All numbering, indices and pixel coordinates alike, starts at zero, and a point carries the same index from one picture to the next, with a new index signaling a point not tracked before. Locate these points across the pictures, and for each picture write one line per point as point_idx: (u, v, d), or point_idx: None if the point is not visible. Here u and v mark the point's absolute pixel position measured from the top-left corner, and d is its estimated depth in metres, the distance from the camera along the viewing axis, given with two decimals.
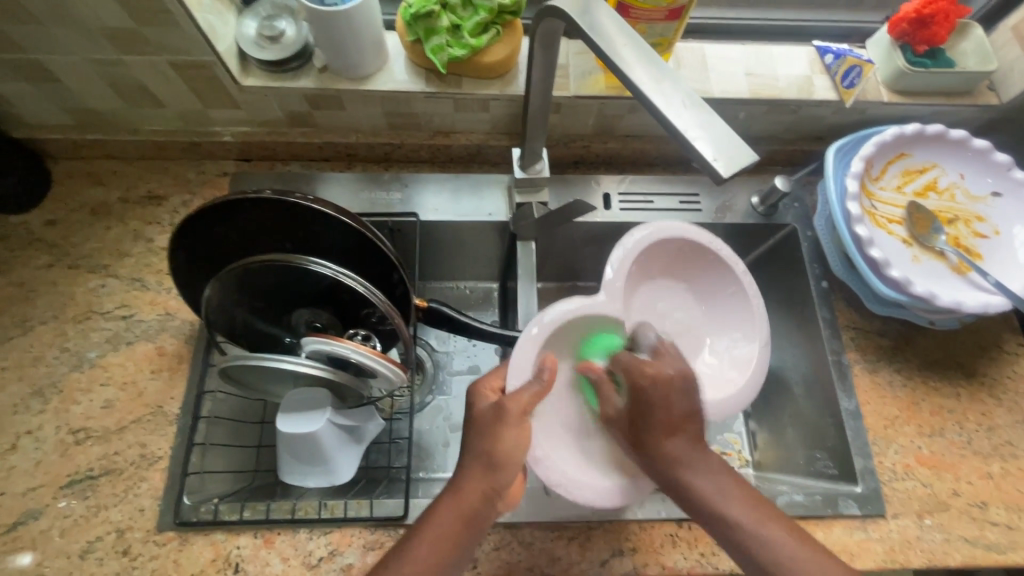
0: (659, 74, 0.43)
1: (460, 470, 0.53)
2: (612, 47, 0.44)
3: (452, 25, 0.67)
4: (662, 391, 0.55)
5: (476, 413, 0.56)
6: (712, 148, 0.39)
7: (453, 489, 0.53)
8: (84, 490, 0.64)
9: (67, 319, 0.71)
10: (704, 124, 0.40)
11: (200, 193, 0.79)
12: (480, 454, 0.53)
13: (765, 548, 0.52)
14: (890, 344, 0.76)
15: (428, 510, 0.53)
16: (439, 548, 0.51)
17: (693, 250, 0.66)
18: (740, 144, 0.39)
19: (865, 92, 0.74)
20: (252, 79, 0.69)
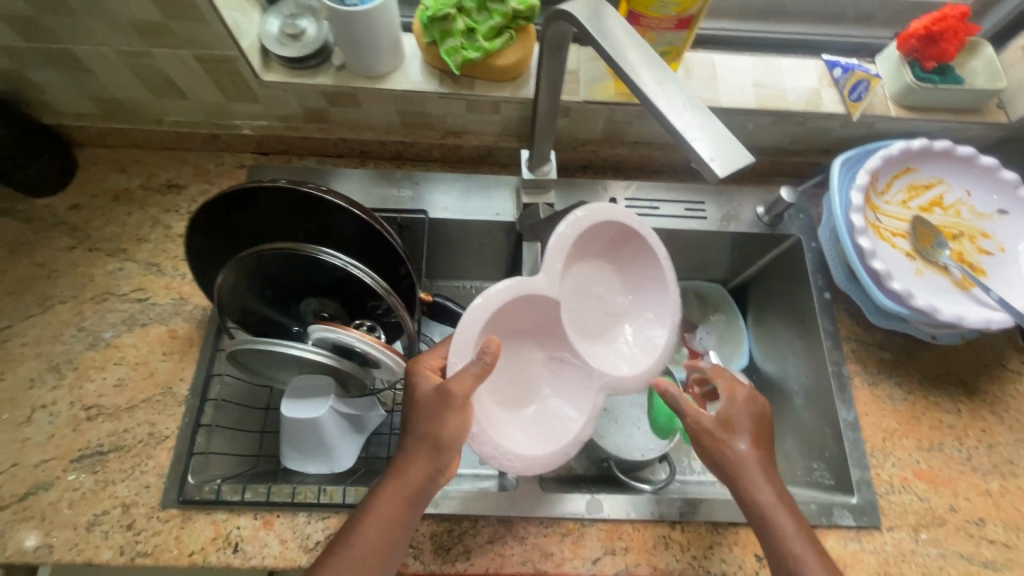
0: (662, 77, 0.44)
1: (403, 454, 0.56)
2: (619, 50, 0.46)
3: (467, 28, 0.68)
4: (753, 410, 0.58)
5: (417, 396, 0.56)
6: (710, 149, 0.40)
7: (397, 472, 0.55)
8: (93, 465, 0.66)
9: (86, 299, 0.74)
10: (703, 126, 0.41)
11: (218, 184, 0.82)
12: (420, 439, 0.55)
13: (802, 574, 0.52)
14: (891, 357, 0.76)
15: (373, 493, 0.56)
16: (383, 528, 0.54)
17: (621, 233, 0.63)
18: (738, 145, 0.40)
19: (872, 106, 0.75)
20: (273, 74, 0.72)
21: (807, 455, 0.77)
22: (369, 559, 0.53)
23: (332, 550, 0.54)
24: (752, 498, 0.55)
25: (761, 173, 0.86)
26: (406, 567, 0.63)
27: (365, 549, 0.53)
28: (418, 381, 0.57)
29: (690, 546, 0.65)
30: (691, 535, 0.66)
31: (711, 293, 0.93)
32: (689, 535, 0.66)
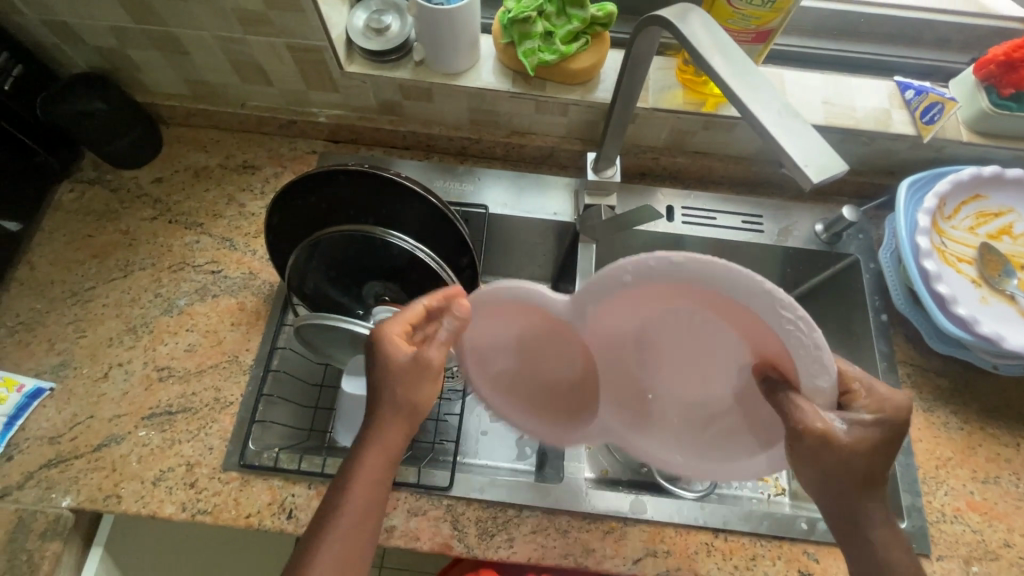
0: (757, 85, 0.45)
1: (369, 423, 0.55)
2: (712, 55, 0.47)
3: (545, 31, 0.71)
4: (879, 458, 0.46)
5: (395, 364, 0.54)
6: (805, 156, 0.41)
7: (370, 442, 0.54)
8: (162, 424, 0.69)
9: (163, 268, 0.78)
10: (797, 134, 0.42)
11: (290, 168, 0.85)
12: (389, 407, 0.54)
13: None
14: (948, 385, 0.75)
15: (348, 467, 0.54)
16: (363, 497, 0.53)
17: (764, 332, 0.43)
18: (833, 154, 0.41)
19: (943, 130, 0.75)
20: (355, 66, 0.75)
21: None
22: (352, 530, 0.52)
23: (314, 526, 0.52)
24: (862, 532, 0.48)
25: (820, 192, 0.86)
26: (450, 548, 0.65)
27: (348, 523, 0.52)
28: (382, 348, 0.54)
29: (732, 556, 0.65)
30: (733, 545, 0.66)
31: None
32: (732, 544, 0.66)
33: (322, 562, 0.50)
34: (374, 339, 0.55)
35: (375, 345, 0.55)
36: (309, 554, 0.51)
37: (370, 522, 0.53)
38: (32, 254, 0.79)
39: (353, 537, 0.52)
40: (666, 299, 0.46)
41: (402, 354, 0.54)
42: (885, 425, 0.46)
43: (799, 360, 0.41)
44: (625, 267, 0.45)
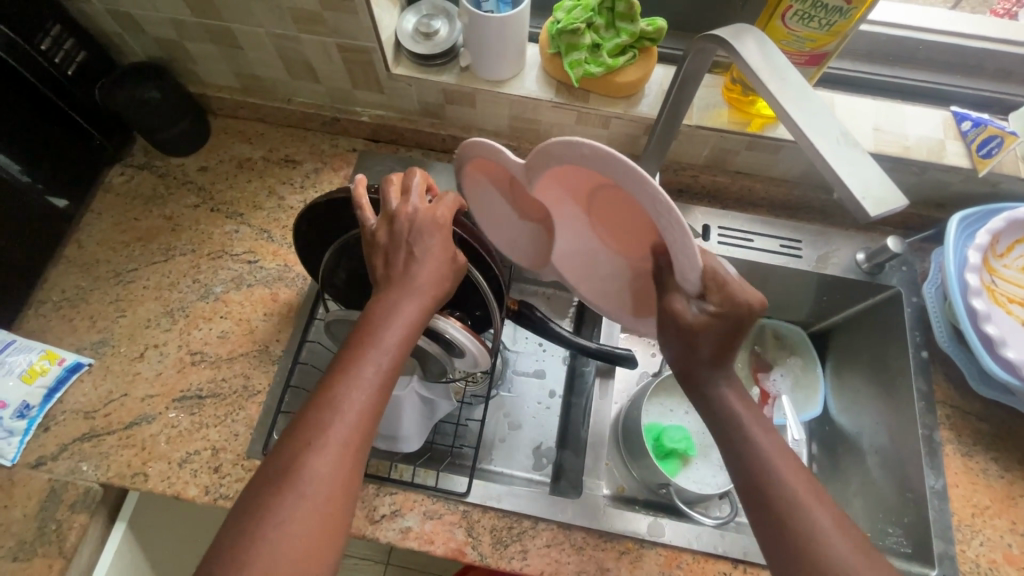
0: (814, 111, 0.44)
1: (402, 288, 0.48)
2: (769, 78, 0.46)
3: (593, 43, 0.70)
4: (725, 343, 0.48)
5: (444, 240, 0.51)
6: (864, 188, 0.40)
7: (391, 319, 0.47)
8: (192, 407, 0.71)
9: (203, 255, 0.80)
10: (855, 163, 0.41)
11: (331, 164, 0.87)
12: (432, 275, 0.49)
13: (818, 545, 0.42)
14: (989, 430, 0.72)
15: (374, 329, 0.47)
16: (379, 380, 0.45)
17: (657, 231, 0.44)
18: (892, 187, 0.39)
19: (1001, 165, 0.72)
20: (402, 68, 0.76)
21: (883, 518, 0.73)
22: (378, 396, 0.45)
23: (329, 388, 0.44)
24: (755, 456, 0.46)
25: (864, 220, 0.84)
26: (463, 554, 0.64)
27: (373, 385, 0.45)
28: (446, 238, 0.51)
29: None
30: None
31: (790, 334, 0.91)
32: None
33: (345, 424, 0.43)
34: (435, 224, 0.51)
35: (439, 232, 0.51)
36: (325, 415, 0.43)
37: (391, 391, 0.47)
38: (81, 232, 0.81)
39: (379, 403, 0.45)
40: (589, 176, 0.49)
41: (462, 257, 0.52)
42: (729, 320, 0.46)
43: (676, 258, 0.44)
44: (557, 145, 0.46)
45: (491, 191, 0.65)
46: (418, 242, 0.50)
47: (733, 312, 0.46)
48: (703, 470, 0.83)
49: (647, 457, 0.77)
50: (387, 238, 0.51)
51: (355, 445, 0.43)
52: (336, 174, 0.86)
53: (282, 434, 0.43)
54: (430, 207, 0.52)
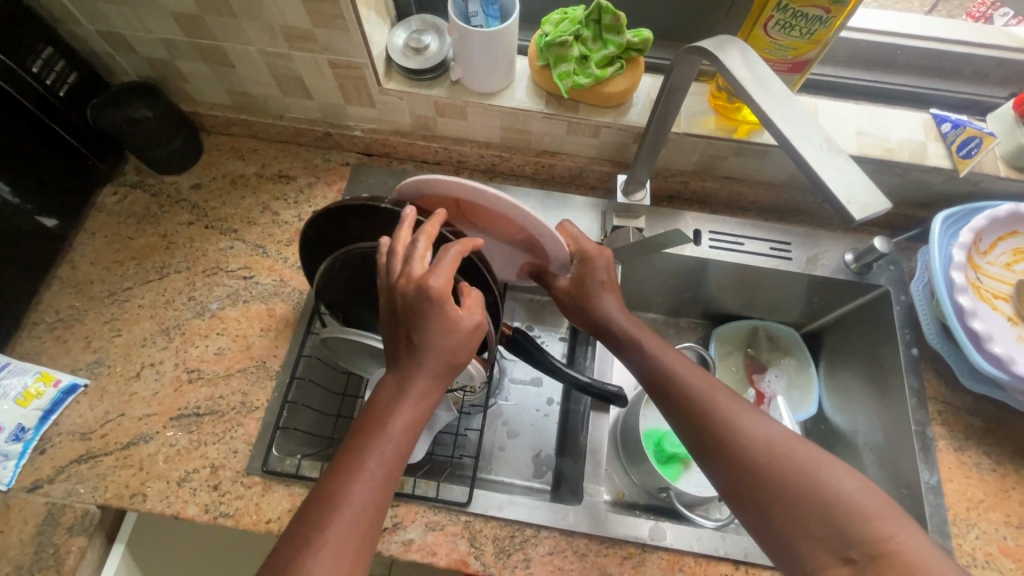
0: (796, 118, 0.45)
1: (406, 368, 0.51)
2: (754, 88, 0.47)
3: (581, 55, 0.72)
4: (598, 278, 0.68)
5: (443, 315, 0.50)
6: (847, 193, 0.41)
7: (399, 406, 0.50)
8: (190, 425, 0.71)
9: (198, 272, 0.80)
10: (838, 169, 0.42)
11: (324, 179, 0.88)
12: (436, 357, 0.50)
13: (728, 422, 0.54)
14: (980, 424, 0.73)
15: (380, 417, 0.50)
16: (384, 470, 0.48)
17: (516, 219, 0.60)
18: (874, 192, 0.41)
19: (980, 165, 0.74)
20: (393, 82, 0.77)
21: None
22: (379, 486, 0.48)
23: (333, 480, 0.48)
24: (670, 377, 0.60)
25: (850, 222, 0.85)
26: (466, 565, 0.64)
27: (376, 476, 0.48)
28: (443, 310, 0.50)
29: None
30: None
31: (783, 335, 0.94)
32: None
33: (345, 515, 0.46)
34: (429, 296, 0.49)
35: (433, 303, 0.49)
36: (327, 509, 0.46)
37: (395, 479, 0.49)
38: (74, 253, 0.81)
39: (380, 493, 0.48)
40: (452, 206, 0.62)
41: (464, 321, 0.51)
42: (590, 262, 0.68)
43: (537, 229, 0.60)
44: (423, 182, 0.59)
45: None
46: (416, 318, 0.50)
47: (583, 253, 0.68)
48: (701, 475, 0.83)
49: (647, 461, 0.78)
50: (391, 307, 0.52)
51: (356, 537, 0.46)
52: (330, 189, 0.87)
53: (289, 529, 0.46)
54: (426, 273, 0.51)
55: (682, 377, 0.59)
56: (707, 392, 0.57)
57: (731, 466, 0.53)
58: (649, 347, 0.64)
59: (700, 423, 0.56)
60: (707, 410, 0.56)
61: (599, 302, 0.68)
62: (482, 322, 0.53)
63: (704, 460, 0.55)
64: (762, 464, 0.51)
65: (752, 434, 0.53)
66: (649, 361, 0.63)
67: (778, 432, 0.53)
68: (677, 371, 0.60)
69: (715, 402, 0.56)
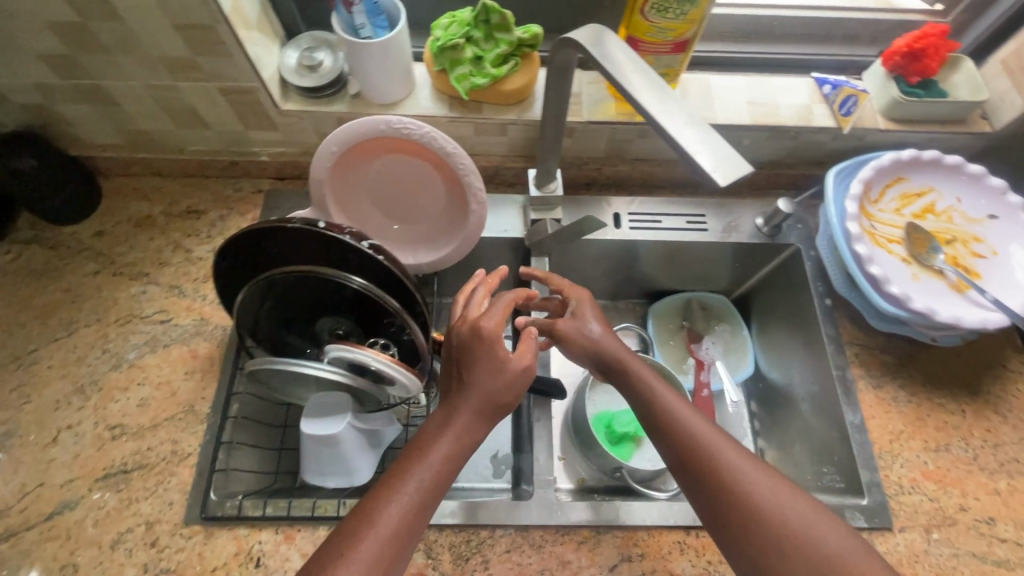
0: (664, 95, 0.46)
1: (454, 402, 0.59)
2: (625, 74, 0.48)
3: (475, 56, 0.72)
4: (593, 314, 0.71)
5: (492, 347, 0.60)
6: (712, 161, 0.42)
7: (442, 434, 0.57)
8: (118, 483, 0.67)
9: (110, 322, 0.76)
10: (705, 140, 0.43)
11: (237, 209, 0.85)
12: (481, 394, 0.59)
13: (735, 479, 0.55)
14: (893, 360, 0.78)
15: (424, 445, 0.56)
16: (421, 495, 0.53)
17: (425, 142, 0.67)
18: (734, 155, 0.42)
19: (861, 120, 0.79)
20: (291, 103, 0.76)
21: (820, 461, 0.79)
22: (415, 512, 0.53)
23: (375, 498, 0.53)
24: (673, 421, 0.60)
25: (757, 188, 0.89)
26: None
27: (413, 499, 0.53)
28: (491, 350, 0.60)
29: (706, 551, 0.66)
30: (706, 541, 0.66)
31: (715, 304, 0.97)
32: (704, 540, 0.66)
33: (379, 533, 0.51)
34: (481, 334, 0.60)
35: (483, 340, 0.60)
36: (364, 525, 0.51)
37: (428, 508, 0.54)
38: None
39: (413, 517, 0.52)
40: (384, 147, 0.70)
41: (515, 362, 0.60)
42: (585, 300, 0.72)
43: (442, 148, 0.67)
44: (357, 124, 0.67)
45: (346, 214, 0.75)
46: (470, 356, 0.60)
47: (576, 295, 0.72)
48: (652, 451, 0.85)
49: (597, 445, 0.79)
50: (450, 346, 0.63)
51: (385, 557, 0.50)
52: (244, 219, 0.84)
53: (330, 537, 0.51)
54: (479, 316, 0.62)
55: (685, 420, 0.60)
56: (712, 440, 0.58)
57: (731, 511, 0.54)
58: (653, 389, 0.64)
59: (704, 470, 0.57)
60: (710, 459, 0.57)
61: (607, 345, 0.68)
62: (530, 365, 0.61)
63: (704, 509, 0.56)
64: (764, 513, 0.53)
65: (754, 487, 0.55)
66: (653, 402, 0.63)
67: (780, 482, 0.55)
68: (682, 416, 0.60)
69: (719, 450, 0.57)
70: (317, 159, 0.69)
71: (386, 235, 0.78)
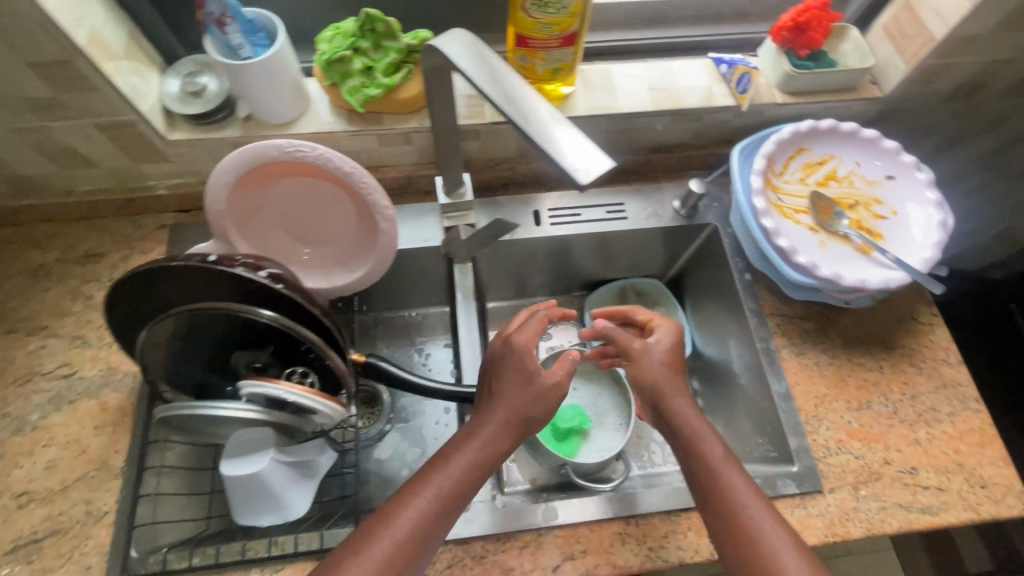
0: (527, 98, 0.46)
1: (484, 414, 0.64)
2: (489, 82, 0.47)
3: (365, 66, 0.70)
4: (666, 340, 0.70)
5: (518, 366, 0.66)
6: (574, 158, 0.42)
7: (467, 442, 0.62)
8: (28, 555, 0.63)
9: (7, 384, 0.72)
10: (566, 137, 0.43)
11: (140, 248, 0.81)
12: (508, 407, 0.64)
13: (759, 530, 0.55)
14: (813, 326, 0.80)
15: (448, 453, 0.62)
16: (437, 499, 0.58)
17: (326, 163, 0.64)
18: (596, 149, 0.42)
19: (759, 96, 0.80)
20: (179, 132, 0.72)
21: (756, 433, 0.80)
22: (429, 519, 0.57)
23: (397, 499, 0.58)
24: (712, 463, 0.60)
25: (672, 171, 0.90)
26: None
27: (429, 501, 0.58)
28: (521, 360, 0.66)
29: (646, 538, 0.67)
30: (646, 528, 0.67)
31: (650, 288, 0.98)
32: (644, 527, 0.67)
33: (392, 531, 0.56)
34: (512, 349, 0.67)
35: (514, 353, 0.67)
36: (381, 526, 0.56)
37: (444, 516, 0.58)
38: None
39: (427, 524, 0.57)
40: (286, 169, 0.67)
41: (545, 378, 0.66)
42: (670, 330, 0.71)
43: (346, 169, 0.64)
44: (247, 147, 0.63)
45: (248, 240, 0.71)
46: (502, 371, 0.67)
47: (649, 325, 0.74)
48: (601, 440, 0.87)
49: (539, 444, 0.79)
50: (487, 362, 0.70)
51: (394, 562, 0.54)
52: (148, 258, 0.80)
53: (355, 530, 0.57)
54: (512, 332, 0.69)
55: (733, 485, 0.58)
56: (774, 543, 0.54)
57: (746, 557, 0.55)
58: (718, 469, 0.59)
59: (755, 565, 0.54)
60: (761, 547, 0.54)
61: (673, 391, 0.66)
62: (559, 382, 0.66)
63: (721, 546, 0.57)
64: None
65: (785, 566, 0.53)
66: (717, 480, 0.59)
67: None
68: (746, 503, 0.57)
69: (778, 547, 0.54)
70: (210, 191, 0.65)
71: (300, 258, 0.75)
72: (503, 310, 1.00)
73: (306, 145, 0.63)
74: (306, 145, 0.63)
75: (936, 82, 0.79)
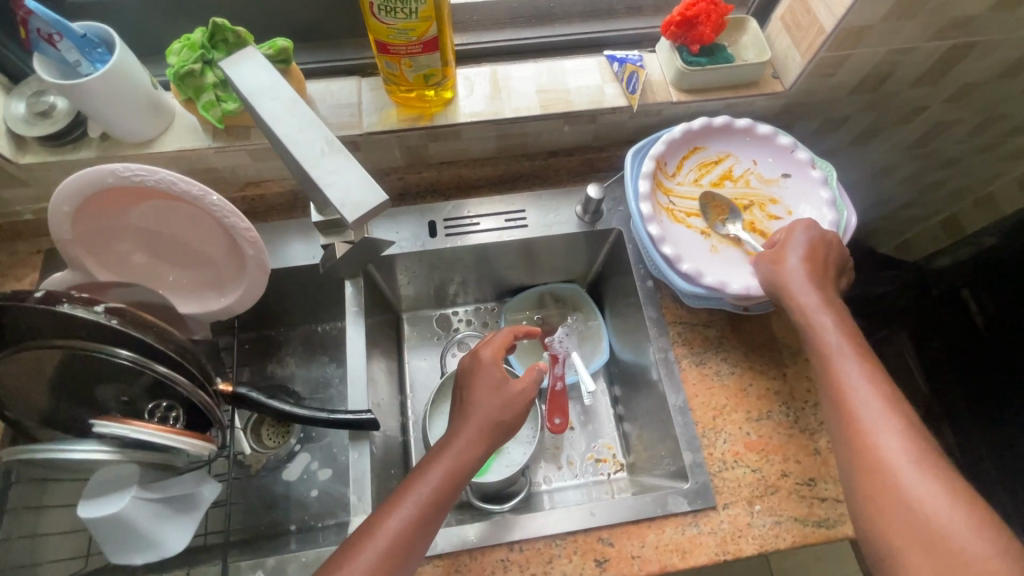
0: (307, 128, 0.48)
1: (457, 424, 0.65)
2: (268, 110, 0.48)
3: (221, 79, 0.66)
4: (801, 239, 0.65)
5: (479, 376, 0.68)
6: (345, 195, 0.46)
7: (446, 450, 0.62)
8: None
9: None
10: (338, 173, 0.47)
11: (11, 275, 0.77)
12: (481, 415, 0.65)
13: (870, 436, 0.53)
14: (716, 334, 0.77)
15: (430, 459, 0.62)
16: (421, 507, 0.57)
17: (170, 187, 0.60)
18: (371, 186, 0.46)
19: (654, 94, 0.76)
20: (30, 156, 0.68)
21: (660, 445, 0.78)
22: (416, 526, 0.56)
23: (379, 511, 0.58)
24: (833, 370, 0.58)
25: (577, 174, 0.87)
26: None
27: (412, 510, 0.57)
28: (488, 373, 0.68)
29: (529, 564, 0.65)
30: (529, 553, 0.65)
31: (568, 293, 0.96)
32: (527, 552, 0.65)
33: (381, 538, 0.55)
34: (479, 363, 0.69)
35: (483, 364, 0.69)
36: (366, 533, 0.55)
37: (428, 524, 0.58)
38: None
39: (411, 528, 0.56)
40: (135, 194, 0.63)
41: (512, 386, 0.67)
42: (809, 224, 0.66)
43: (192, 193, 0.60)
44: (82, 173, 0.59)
45: (110, 267, 0.68)
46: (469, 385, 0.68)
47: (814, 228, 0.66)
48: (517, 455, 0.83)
49: None
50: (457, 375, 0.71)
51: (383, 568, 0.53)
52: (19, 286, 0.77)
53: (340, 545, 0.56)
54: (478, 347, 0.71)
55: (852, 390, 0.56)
56: (884, 442, 0.52)
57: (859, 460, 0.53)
58: (836, 364, 0.58)
59: (859, 463, 0.53)
60: (867, 451, 0.53)
61: (796, 289, 0.63)
62: (525, 391, 0.68)
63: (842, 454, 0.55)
64: (893, 496, 0.50)
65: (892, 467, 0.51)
66: (829, 369, 0.58)
67: (927, 467, 0.50)
68: (853, 387, 0.56)
69: (878, 428, 0.53)
70: (53, 221, 0.61)
71: (173, 282, 0.72)
72: (420, 319, 0.97)
73: (146, 169, 0.59)
74: (145, 171, 0.58)
75: (836, 74, 0.75)
